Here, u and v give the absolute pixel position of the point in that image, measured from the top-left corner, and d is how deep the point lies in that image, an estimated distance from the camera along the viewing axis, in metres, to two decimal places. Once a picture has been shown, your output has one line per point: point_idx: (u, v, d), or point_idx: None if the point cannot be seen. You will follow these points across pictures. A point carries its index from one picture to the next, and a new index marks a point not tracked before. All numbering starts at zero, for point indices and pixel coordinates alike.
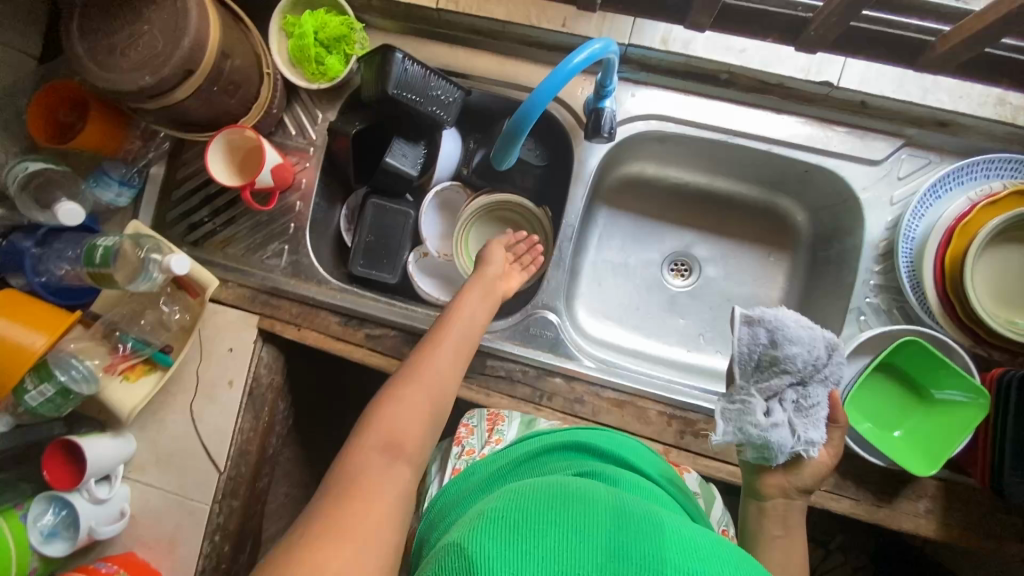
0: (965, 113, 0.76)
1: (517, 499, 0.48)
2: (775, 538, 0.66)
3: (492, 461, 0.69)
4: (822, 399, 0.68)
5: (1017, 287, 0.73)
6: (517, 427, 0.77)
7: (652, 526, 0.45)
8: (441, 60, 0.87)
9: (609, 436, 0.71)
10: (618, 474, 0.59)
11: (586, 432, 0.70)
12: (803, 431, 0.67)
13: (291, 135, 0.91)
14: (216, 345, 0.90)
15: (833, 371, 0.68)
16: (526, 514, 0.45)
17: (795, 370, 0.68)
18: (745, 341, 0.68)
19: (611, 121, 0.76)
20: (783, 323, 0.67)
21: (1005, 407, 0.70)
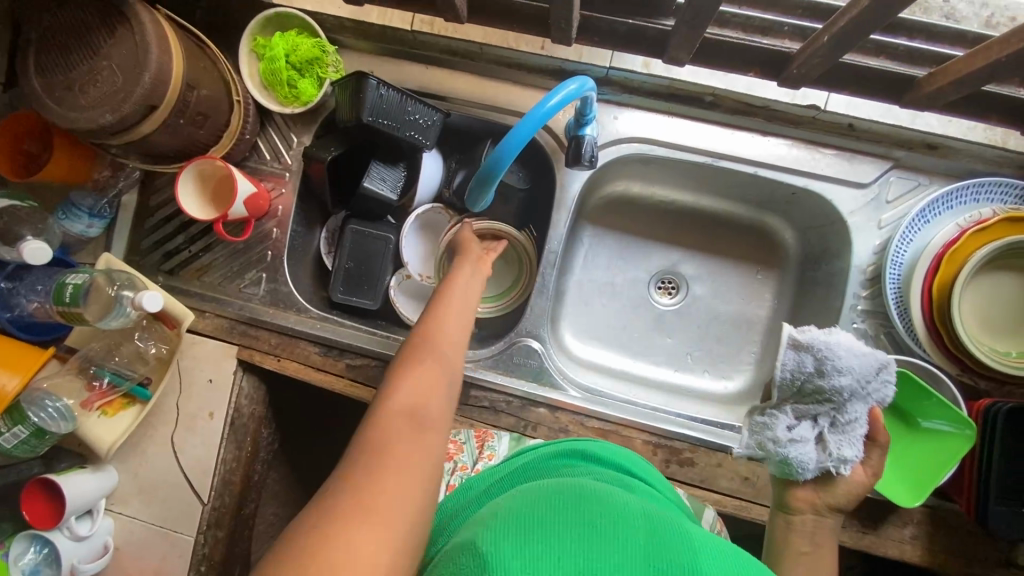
0: (954, 137, 0.74)
1: (533, 499, 0.45)
2: (802, 554, 0.63)
3: (490, 474, 0.68)
4: (861, 417, 0.66)
5: (1006, 314, 0.71)
6: (507, 443, 0.77)
7: (677, 529, 0.43)
8: (418, 82, 0.85)
9: (605, 446, 0.69)
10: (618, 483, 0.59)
11: (583, 443, 0.68)
12: (837, 451, 0.65)
13: (266, 161, 0.88)
14: (196, 376, 0.88)
15: (877, 390, 0.66)
16: (546, 512, 0.42)
17: (837, 392, 0.66)
18: (789, 366, 0.66)
19: (592, 148, 0.73)
20: (831, 348, 0.64)
21: (991, 437, 0.69)
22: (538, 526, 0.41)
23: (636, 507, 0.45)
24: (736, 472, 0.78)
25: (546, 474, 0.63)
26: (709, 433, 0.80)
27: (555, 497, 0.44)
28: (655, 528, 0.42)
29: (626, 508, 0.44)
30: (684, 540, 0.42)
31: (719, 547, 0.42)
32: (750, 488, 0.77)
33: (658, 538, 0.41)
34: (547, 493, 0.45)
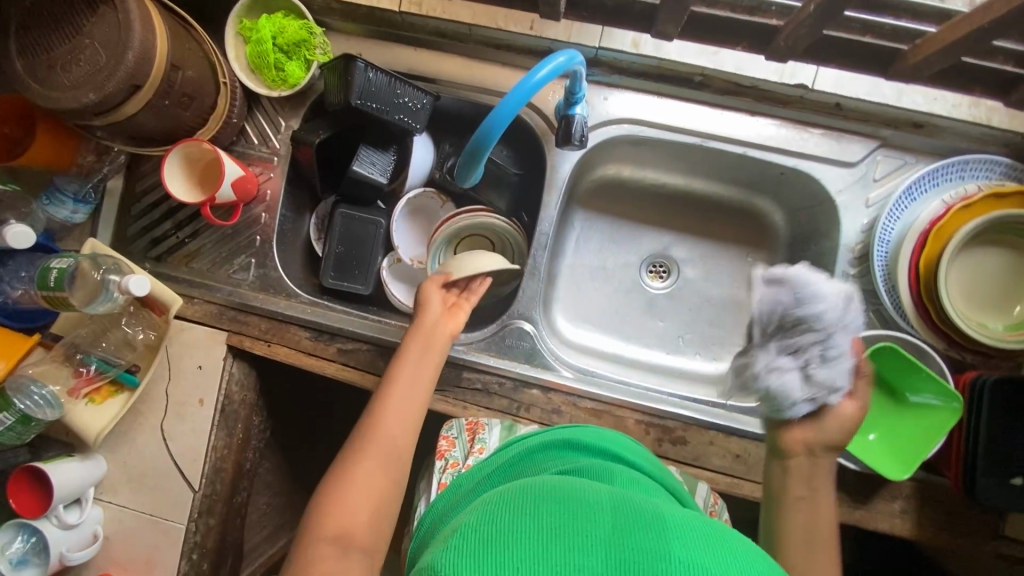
0: (941, 115, 0.74)
1: (496, 508, 0.44)
2: (800, 501, 0.63)
3: (481, 466, 0.69)
4: (846, 348, 0.63)
5: (991, 289, 0.72)
6: (498, 433, 0.77)
7: (655, 513, 0.43)
8: (408, 64, 0.84)
9: (596, 432, 0.71)
10: (606, 469, 0.59)
11: (573, 431, 0.70)
12: (821, 380, 0.63)
13: (253, 145, 0.87)
14: (185, 362, 0.87)
15: (855, 320, 0.63)
16: (505, 523, 0.41)
17: (819, 325, 0.62)
18: (767, 301, 0.65)
19: (582, 127, 0.73)
20: (806, 282, 0.63)
21: (977, 408, 0.71)
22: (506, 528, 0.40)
23: (611, 495, 0.45)
24: (727, 449, 0.79)
25: (533, 468, 0.64)
26: (701, 412, 0.80)
27: (526, 497, 0.44)
28: (628, 514, 0.42)
29: (599, 498, 0.44)
30: (661, 526, 0.41)
31: (696, 528, 0.42)
32: (740, 465, 0.78)
33: (632, 525, 0.41)
34: (517, 493, 0.45)
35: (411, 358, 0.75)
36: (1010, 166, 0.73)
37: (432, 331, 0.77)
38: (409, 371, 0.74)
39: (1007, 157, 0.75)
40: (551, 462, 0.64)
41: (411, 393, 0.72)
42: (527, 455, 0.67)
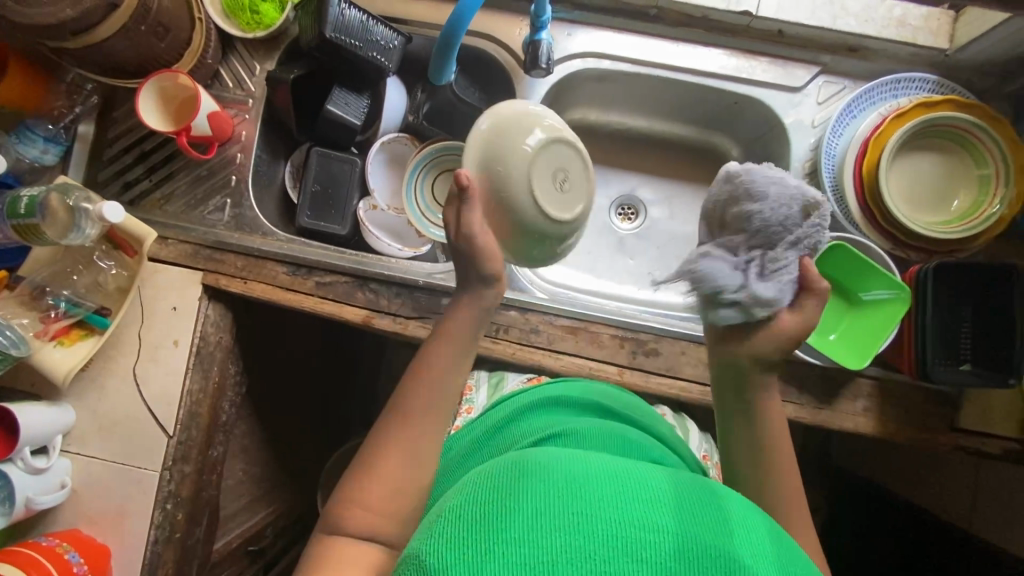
0: (871, 37, 0.82)
1: (476, 490, 0.48)
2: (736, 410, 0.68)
3: (467, 427, 0.72)
4: (790, 264, 0.63)
5: (922, 191, 0.80)
6: (485, 392, 0.81)
7: (628, 480, 0.47)
8: (380, 7, 0.89)
9: (590, 387, 0.75)
10: (589, 431, 0.64)
11: (566, 387, 0.75)
12: (754, 279, 0.63)
13: (228, 89, 0.89)
14: (159, 304, 0.86)
15: (807, 235, 0.62)
16: (488, 507, 0.45)
17: (751, 230, 0.62)
18: (719, 194, 0.66)
19: (548, 53, 0.79)
20: (755, 179, 0.62)
21: (924, 299, 0.75)
22: (480, 509, 0.45)
23: (585, 463, 0.49)
24: (698, 358, 0.82)
25: (516, 431, 0.68)
26: (673, 326, 0.83)
27: (502, 476, 0.48)
28: (599, 480, 0.46)
29: (572, 467, 0.48)
30: (630, 493, 0.45)
31: (668, 491, 0.46)
32: None
33: (599, 491, 0.45)
34: (495, 473, 0.50)
35: (438, 353, 0.66)
36: (938, 82, 0.80)
37: (474, 310, 0.69)
38: (439, 362, 0.66)
39: (934, 76, 0.82)
40: (539, 418, 0.68)
41: (441, 383, 0.65)
42: (513, 415, 0.70)
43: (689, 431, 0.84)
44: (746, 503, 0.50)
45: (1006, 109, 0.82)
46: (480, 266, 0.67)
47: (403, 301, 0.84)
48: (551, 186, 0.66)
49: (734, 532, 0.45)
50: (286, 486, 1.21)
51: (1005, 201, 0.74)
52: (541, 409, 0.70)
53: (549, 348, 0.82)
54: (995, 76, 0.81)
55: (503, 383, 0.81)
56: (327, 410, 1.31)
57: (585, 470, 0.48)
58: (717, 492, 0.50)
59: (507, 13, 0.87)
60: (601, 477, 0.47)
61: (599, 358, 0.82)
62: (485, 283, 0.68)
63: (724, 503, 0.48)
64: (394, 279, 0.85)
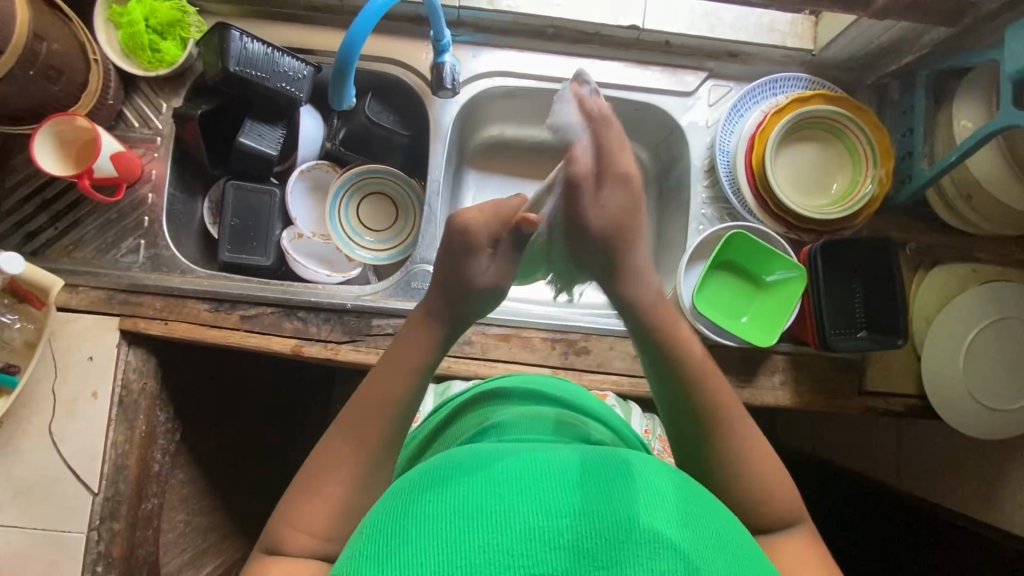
0: (747, 43, 0.89)
1: (423, 480, 0.48)
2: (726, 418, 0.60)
3: (422, 428, 0.77)
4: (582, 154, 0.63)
5: (807, 179, 0.88)
6: (433, 399, 0.83)
7: (547, 465, 0.46)
8: (285, 39, 0.90)
9: (535, 378, 0.77)
10: (534, 420, 0.63)
11: (508, 379, 0.76)
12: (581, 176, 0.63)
13: (133, 128, 0.87)
14: (73, 355, 0.82)
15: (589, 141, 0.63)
16: (434, 499, 0.44)
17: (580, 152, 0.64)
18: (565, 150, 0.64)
19: (452, 74, 0.82)
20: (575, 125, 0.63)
21: (817, 275, 0.82)
22: (392, 522, 0.44)
23: (505, 457, 0.48)
24: (626, 351, 0.86)
25: (458, 427, 0.69)
26: (600, 324, 0.87)
27: (420, 484, 0.47)
28: (514, 472, 0.45)
29: (492, 463, 0.47)
30: (547, 480, 0.44)
31: (587, 470, 0.46)
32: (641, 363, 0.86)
33: (513, 484, 0.44)
34: (415, 481, 0.48)
35: (390, 373, 0.61)
36: (809, 79, 0.89)
37: (442, 322, 0.63)
38: (399, 377, 0.60)
39: (805, 73, 0.90)
40: (474, 414, 0.69)
41: (394, 399, 0.60)
42: (454, 412, 0.73)
43: (634, 413, 0.82)
44: (673, 473, 0.50)
45: (869, 99, 0.92)
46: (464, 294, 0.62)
47: (334, 326, 0.84)
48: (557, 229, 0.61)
49: (655, 501, 0.44)
50: (238, 532, 1.17)
51: (875, 181, 0.82)
52: (483, 404, 0.70)
53: (484, 356, 0.85)
54: (856, 70, 0.91)
55: (450, 389, 0.82)
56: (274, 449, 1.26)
57: (504, 464, 0.47)
58: (648, 463, 0.49)
59: (411, 39, 0.90)
60: (517, 469, 0.46)
61: (533, 362, 0.85)
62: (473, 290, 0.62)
63: (650, 473, 0.47)
64: (321, 305, 0.84)
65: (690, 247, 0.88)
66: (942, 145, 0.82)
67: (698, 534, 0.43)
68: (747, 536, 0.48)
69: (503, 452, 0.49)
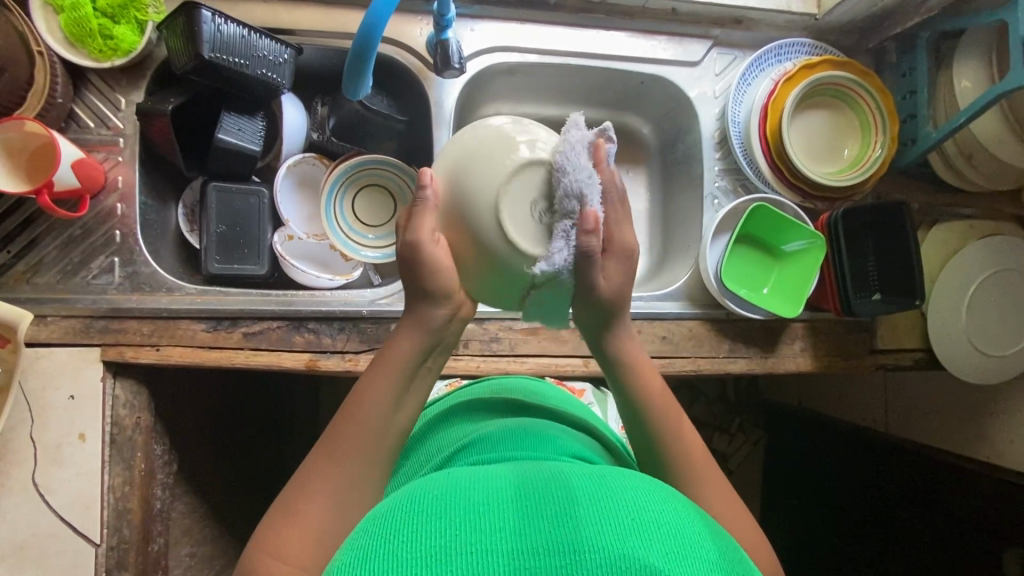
0: (752, 8, 0.87)
1: (461, 491, 0.44)
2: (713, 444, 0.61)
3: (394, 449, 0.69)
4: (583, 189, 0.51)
5: (818, 146, 0.88)
6: None
7: (538, 491, 0.43)
8: (259, 19, 0.79)
9: (511, 384, 0.74)
10: (527, 427, 0.60)
11: (482, 388, 0.72)
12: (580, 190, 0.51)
13: (89, 129, 0.76)
14: (52, 394, 0.73)
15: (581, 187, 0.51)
16: (465, 514, 0.41)
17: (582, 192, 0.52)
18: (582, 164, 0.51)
19: (458, 51, 0.75)
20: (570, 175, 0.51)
21: (837, 243, 0.83)
22: (368, 540, 0.41)
23: (538, 483, 0.44)
24: (654, 333, 0.85)
25: (434, 445, 0.64)
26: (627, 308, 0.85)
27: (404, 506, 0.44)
28: (523, 503, 0.42)
29: (483, 490, 0.44)
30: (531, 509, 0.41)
31: (624, 503, 0.41)
32: (669, 343, 0.85)
33: (504, 513, 0.41)
34: (398, 503, 0.45)
35: (379, 379, 0.55)
36: (812, 45, 0.88)
37: (422, 332, 0.56)
38: (393, 385, 0.55)
39: (808, 38, 0.89)
40: (460, 427, 0.65)
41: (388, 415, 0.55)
42: (430, 427, 0.67)
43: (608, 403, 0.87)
44: (698, 511, 0.45)
45: (868, 62, 0.92)
46: (418, 278, 0.54)
47: (350, 335, 0.78)
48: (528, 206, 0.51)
49: (672, 536, 0.39)
50: None
51: (884, 145, 0.84)
52: (463, 420, 0.66)
53: (513, 352, 0.81)
54: (857, 33, 0.91)
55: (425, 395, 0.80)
56: (275, 464, 1.19)
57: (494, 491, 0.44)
58: (657, 489, 0.45)
59: (401, 13, 0.82)
60: (511, 496, 0.43)
61: (564, 353, 0.82)
62: (435, 300, 0.55)
63: (655, 497, 0.43)
64: (335, 313, 0.78)
65: (712, 222, 0.87)
66: (945, 107, 0.83)
67: (702, 571, 0.37)
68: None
69: (532, 476, 0.46)
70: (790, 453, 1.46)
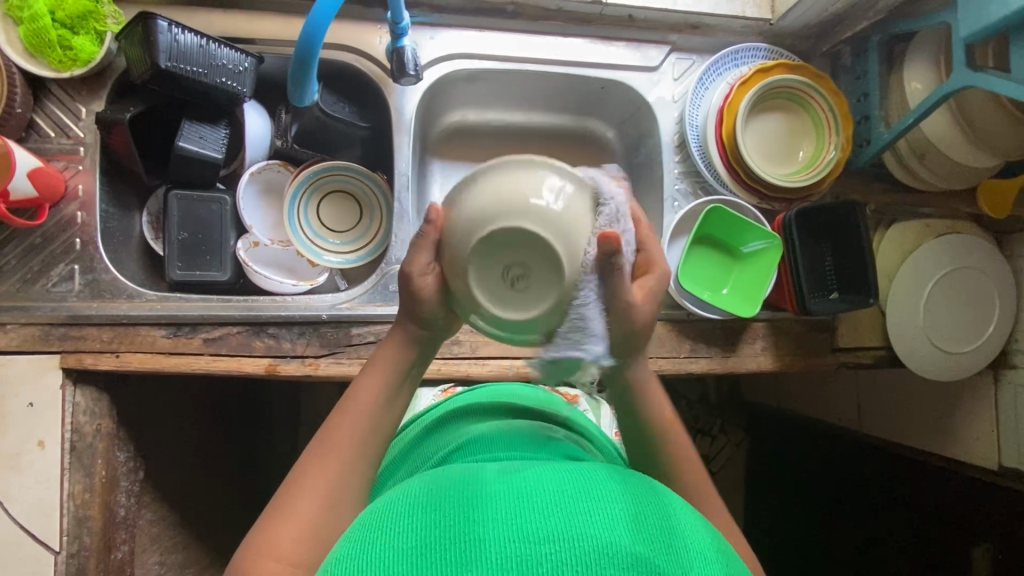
0: (708, 14, 0.88)
1: (452, 493, 0.44)
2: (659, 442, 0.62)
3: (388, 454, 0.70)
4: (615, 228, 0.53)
5: (774, 148, 0.89)
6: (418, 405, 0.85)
7: (455, 503, 0.42)
8: (219, 28, 0.80)
9: (498, 389, 0.74)
10: (508, 433, 0.60)
11: (470, 395, 0.72)
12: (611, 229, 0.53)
13: (50, 138, 0.77)
14: (10, 403, 0.73)
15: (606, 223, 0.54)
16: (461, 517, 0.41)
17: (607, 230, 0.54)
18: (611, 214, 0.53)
19: (414, 59, 0.76)
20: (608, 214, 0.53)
21: (793, 244, 0.84)
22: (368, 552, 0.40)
23: (525, 479, 0.44)
24: None
25: (419, 456, 0.64)
26: None
27: (377, 515, 0.44)
28: (517, 498, 0.42)
29: (467, 486, 0.44)
30: (447, 525, 0.40)
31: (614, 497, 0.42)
32: None
33: (498, 509, 0.41)
34: (354, 522, 0.45)
35: (367, 390, 0.56)
36: (768, 49, 0.89)
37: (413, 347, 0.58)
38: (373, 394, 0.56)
39: (764, 43, 0.91)
40: (442, 436, 0.65)
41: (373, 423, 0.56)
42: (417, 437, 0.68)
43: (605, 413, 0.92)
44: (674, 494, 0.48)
45: (824, 66, 0.94)
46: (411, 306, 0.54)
47: (310, 340, 0.78)
48: (499, 284, 0.50)
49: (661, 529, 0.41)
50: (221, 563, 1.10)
51: (838, 147, 0.85)
52: (450, 423, 0.67)
53: (474, 355, 0.82)
54: (811, 38, 0.93)
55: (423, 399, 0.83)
56: (249, 470, 1.19)
57: (406, 508, 0.43)
58: (580, 470, 0.45)
59: (361, 21, 0.83)
60: (504, 491, 0.43)
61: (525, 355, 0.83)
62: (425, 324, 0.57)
63: (616, 487, 0.44)
64: (295, 319, 0.78)
65: (669, 225, 0.88)
66: (897, 108, 0.85)
67: (689, 558, 0.40)
68: (703, 543, 0.42)
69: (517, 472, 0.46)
70: (769, 453, 1.47)
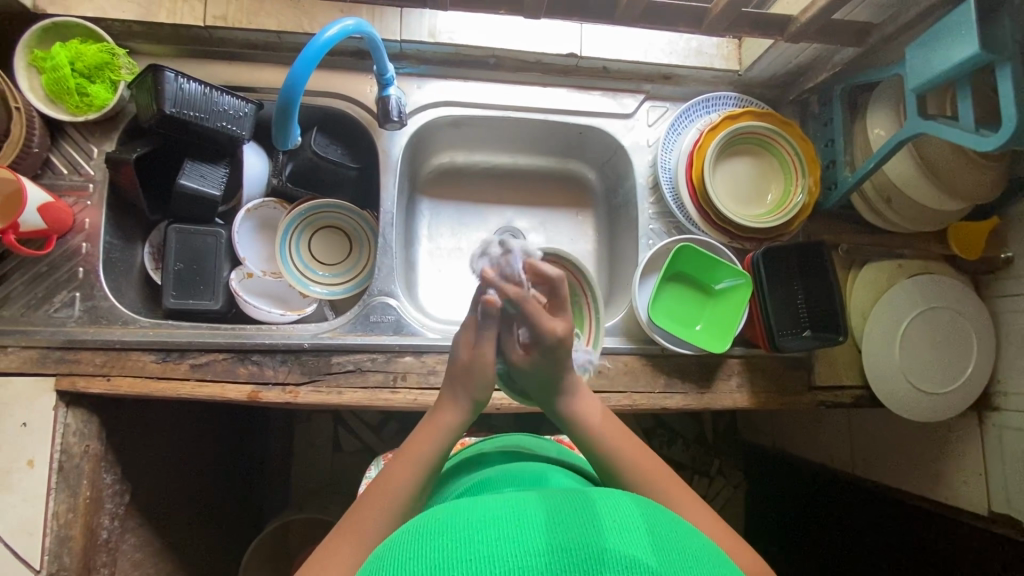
0: (678, 65, 0.94)
1: (457, 518, 0.46)
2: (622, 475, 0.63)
3: None
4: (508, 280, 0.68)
5: (744, 191, 0.93)
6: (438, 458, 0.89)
7: (384, 566, 0.43)
8: (224, 78, 0.88)
9: (506, 439, 0.76)
10: (500, 475, 0.62)
11: (478, 446, 0.75)
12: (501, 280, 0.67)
13: (63, 176, 0.83)
14: (5, 422, 0.77)
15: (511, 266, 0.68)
16: (468, 538, 0.43)
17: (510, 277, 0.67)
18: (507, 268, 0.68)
19: (398, 107, 0.83)
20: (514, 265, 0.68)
21: (762, 284, 0.87)
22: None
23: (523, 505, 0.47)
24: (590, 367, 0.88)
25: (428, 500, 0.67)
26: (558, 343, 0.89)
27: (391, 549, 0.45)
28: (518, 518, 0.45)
29: (470, 511, 0.47)
30: None
31: (609, 517, 0.45)
32: (604, 378, 0.88)
33: (503, 528, 0.44)
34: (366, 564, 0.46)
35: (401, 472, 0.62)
36: (738, 97, 0.94)
37: (441, 433, 0.65)
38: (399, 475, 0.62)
39: (734, 92, 0.96)
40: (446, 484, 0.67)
41: (395, 489, 0.61)
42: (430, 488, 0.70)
43: None
44: (663, 511, 0.50)
45: (793, 113, 0.99)
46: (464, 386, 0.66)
47: (291, 368, 0.82)
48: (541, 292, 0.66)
49: (655, 540, 0.44)
50: None
51: (805, 190, 0.89)
52: (457, 471, 0.70)
53: None
54: (779, 88, 0.98)
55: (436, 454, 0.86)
56: (236, 500, 1.20)
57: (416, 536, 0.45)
58: (496, 504, 0.48)
59: (353, 73, 0.90)
60: (507, 515, 0.45)
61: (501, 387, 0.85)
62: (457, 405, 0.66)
63: (607, 510, 0.46)
64: (277, 346, 0.82)
65: (641, 262, 0.92)
66: (861, 153, 0.88)
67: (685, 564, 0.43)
68: (658, 538, 0.44)
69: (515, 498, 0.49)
70: (766, 496, 1.44)
